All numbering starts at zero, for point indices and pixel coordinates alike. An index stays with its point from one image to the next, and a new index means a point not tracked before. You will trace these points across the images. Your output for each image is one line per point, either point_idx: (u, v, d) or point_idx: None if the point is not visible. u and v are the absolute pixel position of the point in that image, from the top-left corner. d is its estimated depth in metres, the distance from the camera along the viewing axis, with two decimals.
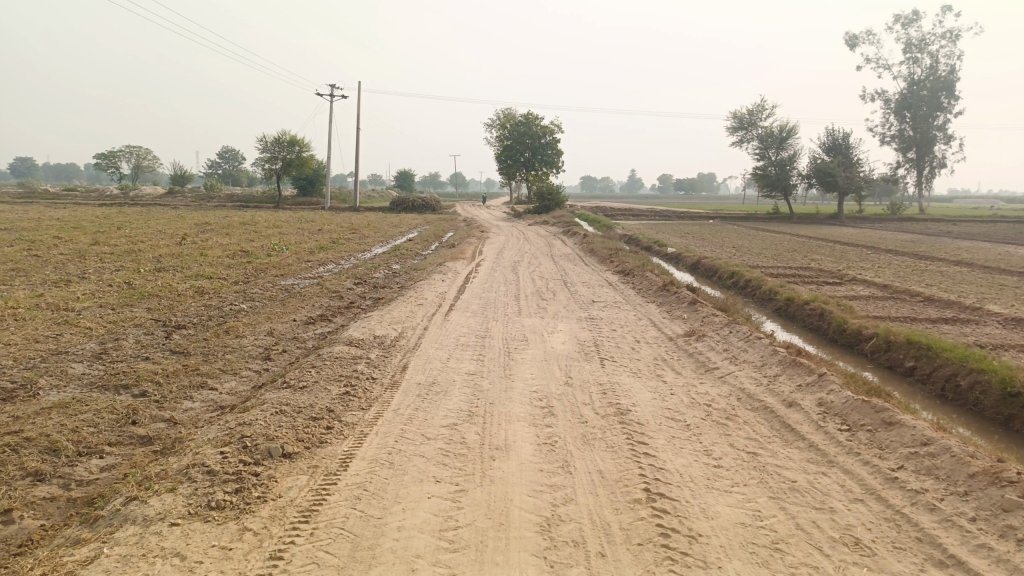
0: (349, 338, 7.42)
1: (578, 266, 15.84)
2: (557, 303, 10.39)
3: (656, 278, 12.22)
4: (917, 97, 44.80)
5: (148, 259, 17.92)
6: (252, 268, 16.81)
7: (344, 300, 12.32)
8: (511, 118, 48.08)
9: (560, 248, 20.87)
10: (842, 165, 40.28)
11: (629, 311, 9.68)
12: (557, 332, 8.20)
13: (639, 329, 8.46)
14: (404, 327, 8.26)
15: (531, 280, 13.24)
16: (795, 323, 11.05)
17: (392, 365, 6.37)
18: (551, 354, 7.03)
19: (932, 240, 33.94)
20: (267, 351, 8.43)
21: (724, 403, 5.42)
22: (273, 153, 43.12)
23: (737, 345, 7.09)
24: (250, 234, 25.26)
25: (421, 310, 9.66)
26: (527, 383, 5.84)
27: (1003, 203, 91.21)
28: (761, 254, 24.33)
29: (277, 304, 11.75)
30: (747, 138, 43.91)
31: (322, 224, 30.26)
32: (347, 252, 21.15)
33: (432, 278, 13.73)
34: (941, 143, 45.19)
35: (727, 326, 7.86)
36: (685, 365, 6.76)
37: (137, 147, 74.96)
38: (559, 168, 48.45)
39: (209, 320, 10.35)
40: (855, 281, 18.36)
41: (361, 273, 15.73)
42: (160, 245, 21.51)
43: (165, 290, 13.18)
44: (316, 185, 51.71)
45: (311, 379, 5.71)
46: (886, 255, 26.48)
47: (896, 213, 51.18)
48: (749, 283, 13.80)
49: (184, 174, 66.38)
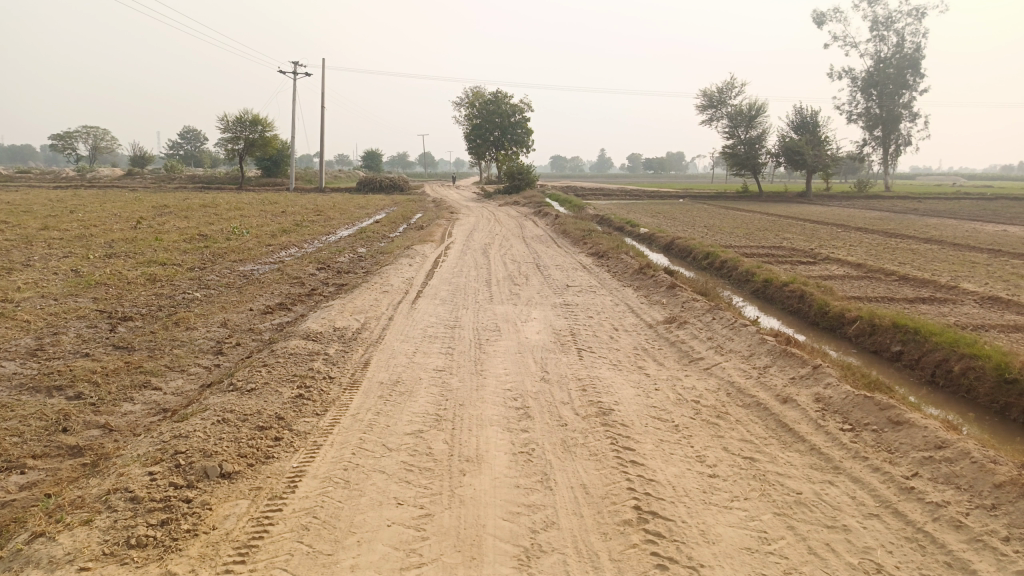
0: (306, 331, 6.85)
1: (551, 248, 15.36)
2: (530, 289, 9.90)
3: (631, 260, 11.80)
4: (884, 75, 44.92)
5: (98, 245, 17.03)
6: (210, 253, 16.05)
7: (306, 287, 11.70)
8: (479, 97, 47.19)
9: (532, 230, 20.37)
10: (811, 143, 40.29)
11: (605, 296, 9.24)
12: (530, 321, 7.72)
13: (617, 316, 8.02)
14: (367, 317, 7.72)
15: (502, 264, 12.74)
16: (774, 305, 10.74)
17: (353, 361, 5.85)
18: (525, 345, 6.55)
19: (900, 218, 34.10)
20: (219, 346, 7.83)
21: (713, 399, 5.00)
22: (235, 133, 41.79)
23: (721, 332, 6.69)
24: (210, 217, 24.32)
25: (386, 297, 9.13)
26: (500, 379, 5.36)
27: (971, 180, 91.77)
28: (734, 234, 24.06)
29: (233, 293, 11.11)
30: (716, 116, 43.67)
31: (285, 206, 29.28)
32: (311, 234, 20.43)
33: (399, 262, 13.14)
34: (907, 120, 45.42)
35: (710, 311, 7.45)
36: (668, 356, 6.33)
37: (93, 127, 72.38)
38: (529, 147, 47.81)
39: (159, 311, 9.69)
40: (829, 260, 18.17)
41: (325, 258, 15.07)
42: (113, 229, 20.53)
43: (115, 278, 12.42)
44: (281, 166, 50.36)
45: (260, 380, 5.16)
46: (856, 233, 26.44)
47: (862, 190, 51.51)
48: (725, 265, 13.48)
49: (143, 155, 64.26)
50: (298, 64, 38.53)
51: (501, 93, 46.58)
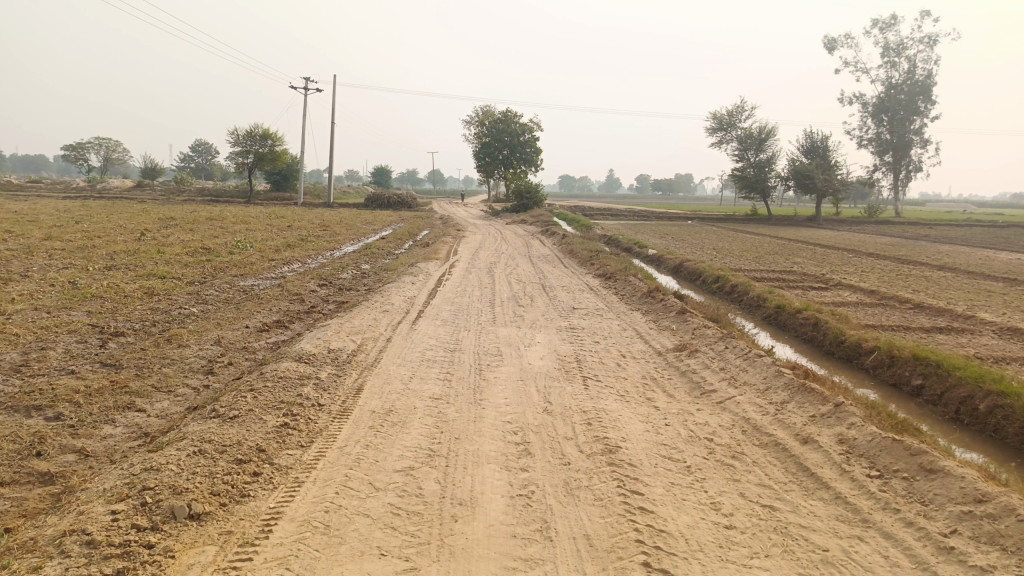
0: (299, 352, 6.55)
1: (557, 268, 15.06)
2: (535, 311, 9.58)
3: (640, 283, 11.50)
4: (895, 101, 44.75)
5: (100, 256, 16.82)
6: (212, 267, 15.81)
7: (306, 304, 11.41)
8: (488, 115, 47.22)
9: (538, 249, 20.09)
10: (821, 167, 40.01)
11: (612, 321, 8.92)
12: (534, 345, 7.40)
13: (624, 343, 7.69)
14: (365, 338, 7.43)
15: (507, 284, 12.44)
16: (787, 332, 10.40)
17: (345, 387, 5.53)
18: (527, 372, 6.23)
19: (911, 244, 33.73)
20: (210, 365, 7.53)
21: (727, 437, 4.66)
22: (245, 147, 41.83)
23: (735, 362, 6.36)
24: (215, 230, 24.17)
25: (386, 317, 8.84)
26: (500, 410, 5.04)
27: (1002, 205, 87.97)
28: (743, 257, 23.74)
29: (230, 309, 10.84)
30: (726, 139, 43.52)
31: (292, 220, 29.16)
32: (315, 250, 20.22)
33: (401, 280, 12.85)
34: (918, 146, 45.13)
35: (721, 339, 7.12)
36: (679, 387, 6.00)
37: (105, 139, 72.81)
38: (538, 166, 47.71)
39: (153, 327, 9.41)
40: (841, 286, 17.80)
41: (327, 274, 14.81)
42: (117, 240, 20.36)
43: (112, 291, 12.17)
44: (289, 180, 50.39)
45: (245, 407, 4.85)
46: (867, 259, 26.06)
47: (873, 215, 51.13)
48: (736, 289, 13.17)
49: (154, 167, 64.52)
50: (309, 79, 38.62)
51: (510, 112, 46.61)
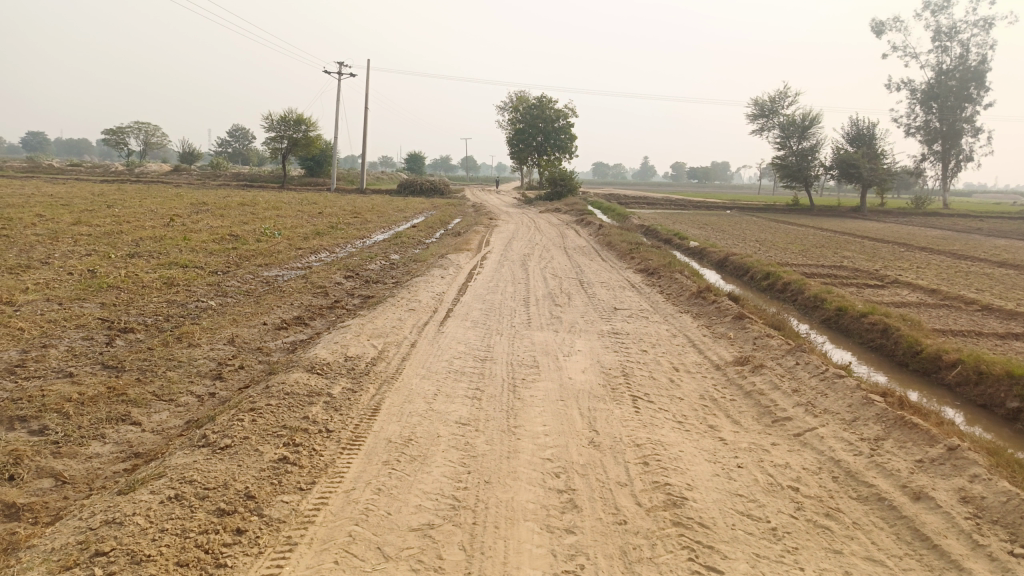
0: (310, 360, 5.85)
1: (594, 262, 14.22)
2: (573, 311, 8.78)
3: (686, 281, 10.62)
4: (946, 88, 42.69)
5: (125, 243, 16.39)
6: (236, 255, 15.28)
7: (329, 298, 10.77)
8: (523, 101, 46.22)
9: (574, 240, 19.24)
10: (867, 157, 38.30)
11: (659, 325, 8.08)
12: (574, 354, 6.61)
13: (676, 352, 6.86)
14: (387, 343, 6.72)
15: (542, 279, 11.65)
16: (850, 338, 9.49)
17: (360, 407, 4.80)
18: (569, 390, 5.44)
19: (964, 237, 31.99)
20: (219, 369, 6.88)
21: (816, 486, 3.83)
22: (279, 132, 41.52)
23: (809, 383, 5.50)
24: (245, 216, 23.74)
25: (412, 317, 8.13)
26: (538, 442, 4.26)
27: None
28: (788, 250, 22.60)
29: (249, 302, 10.24)
30: (768, 126, 41.95)
31: (323, 207, 28.67)
32: (344, 237, 19.63)
33: (430, 273, 12.13)
34: (970, 135, 42.98)
35: (789, 353, 6.27)
36: (746, 414, 5.16)
37: (146, 124, 73.45)
38: (573, 153, 46.64)
39: (165, 322, 8.82)
40: (897, 284, 16.66)
41: (354, 264, 14.17)
42: (145, 226, 19.97)
43: (129, 281, 11.64)
44: (323, 166, 50.05)
45: (240, 433, 4.14)
46: (920, 253, 24.66)
47: (920, 207, 49.03)
48: (789, 287, 12.23)
49: (191, 152, 64.93)
50: (342, 65, 38.07)
51: (546, 97, 45.51)
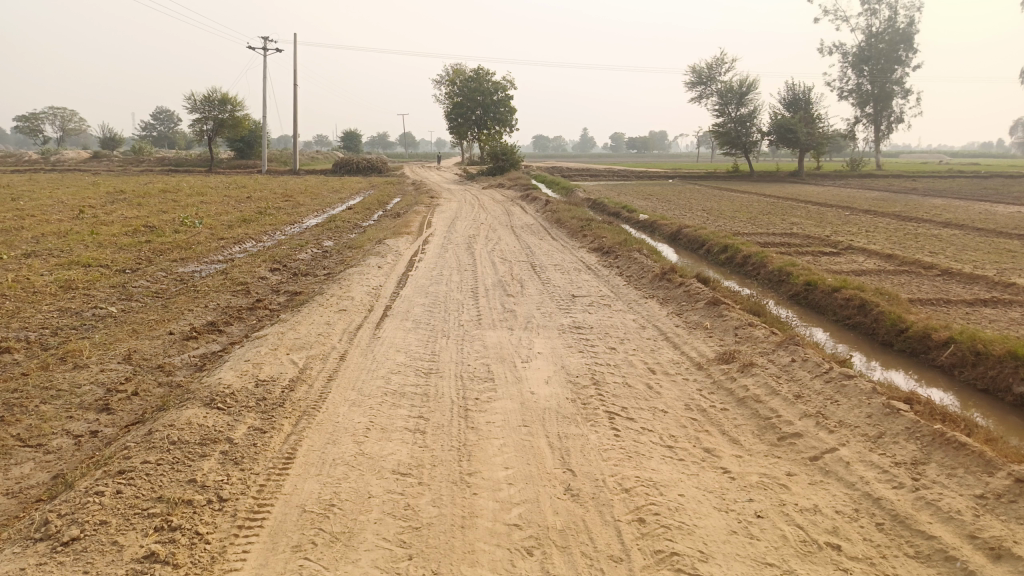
0: (211, 390, 4.73)
1: (544, 241, 13.29)
2: (527, 302, 7.83)
3: (646, 260, 9.79)
4: (875, 51, 42.98)
5: (23, 240, 14.62)
6: (150, 249, 13.76)
7: (252, 297, 9.53)
8: (459, 73, 44.65)
9: (521, 218, 18.24)
10: (804, 121, 38.29)
11: (625, 314, 7.20)
12: (534, 359, 5.63)
13: (649, 349, 5.96)
14: (312, 357, 5.63)
15: (490, 264, 10.64)
16: (823, 315, 8.84)
17: (270, 456, 3.76)
18: (531, 411, 4.46)
19: (903, 198, 32.22)
20: (107, 399, 5.63)
21: (864, 542, 2.97)
22: (203, 113, 39.07)
23: (813, 385, 4.68)
24: (166, 204, 21.93)
25: (344, 319, 7.03)
26: (501, 497, 3.30)
27: (986, 153, 85.02)
28: (736, 218, 22.13)
29: (157, 307, 8.94)
30: (706, 94, 41.50)
31: (251, 191, 26.84)
32: (274, 224, 18.16)
33: (366, 262, 10.98)
34: (899, 97, 43.43)
35: (780, 346, 5.46)
36: (746, 430, 4.30)
37: (60, 108, 68.77)
38: (513, 126, 45.46)
39: (51, 337, 7.47)
40: (852, 250, 16.23)
41: (282, 255, 12.89)
42: (50, 220, 18.06)
43: (18, 285, 10.11)
44: (254, 147, 47.53)
45: (95, 516, 3.03)
46: (865, 217, 24.52)
47: (856, 169, 49.61)
48: (750, 261, 11.56)
49: (112, 136, 61.12)
50: (266, 40, 35.84)
51: (483, 69, 44.05)
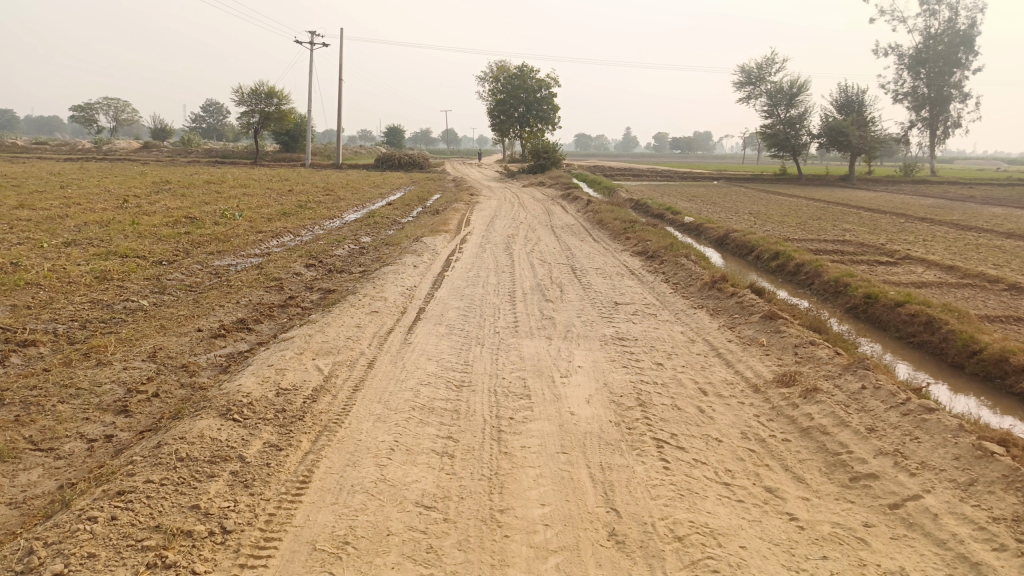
0: (229, 398, 4.44)
1: (586, 243, 12.83)
2: (568, 309, 7.41)
3: (694, 267, 9.28)
4: (933, 52, 41.31)
5: (66, 229, 14.69)
6: (189, 241, 13.69)
7: (284, 294, 9.30)
8: (503, 70, 44.29)
9: (562, 218, 17.79)
10: (856, 124, 36.99)
11: (672, 325, 6.73)
12: (574, 374, 5.22)
13: (700, 366, 5.50)
14: (338, 365, 5.29)
15: (529, 266, 10.24)
16: (885, 330, 8.24)
17: (283, 479, 3.42)
18: (571, 435, 4.06)
19: (961, 206, 30.84)
20: (126, 400, 5.37)
21: None
22: (250, 106, 39.42)
23: (888, 418, 4.19)
24: (208, 195, 22.00)
25: (375, 322, 6.70)
26: (535, 543, 2.92)
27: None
28: (784, 223, 21.33)
29: (188, 302, 8.75)
30: (755, 94, 40.40)
31: (293, 184, 26.88)
32: (313, 218, 18.04)
33: (402, 261, 10.69)
34: (958, 101, 41.70)
35: (847, 371, 4.95)
36: (812, 466, 3.84)
37: (113, 99, 70.41)
38: (555, 124, 44.96)
39: (79, 330, 7.29)
40: (910, 260, 15.40)
41: (319, 250, 12.68)
42: (95, 209, 18.21)
43: (55, 274, 10.03)
44: (298, 141, 47.83)
45: (84, 548, 2.73)
46: (922, 225, 23.43)
47: (909, 175, 47.85)
48: (804, 270, 10.95)
49: (163, 127, 62.31)
50: (313, 35, 35.94)
51: (527, 66, 43.62)
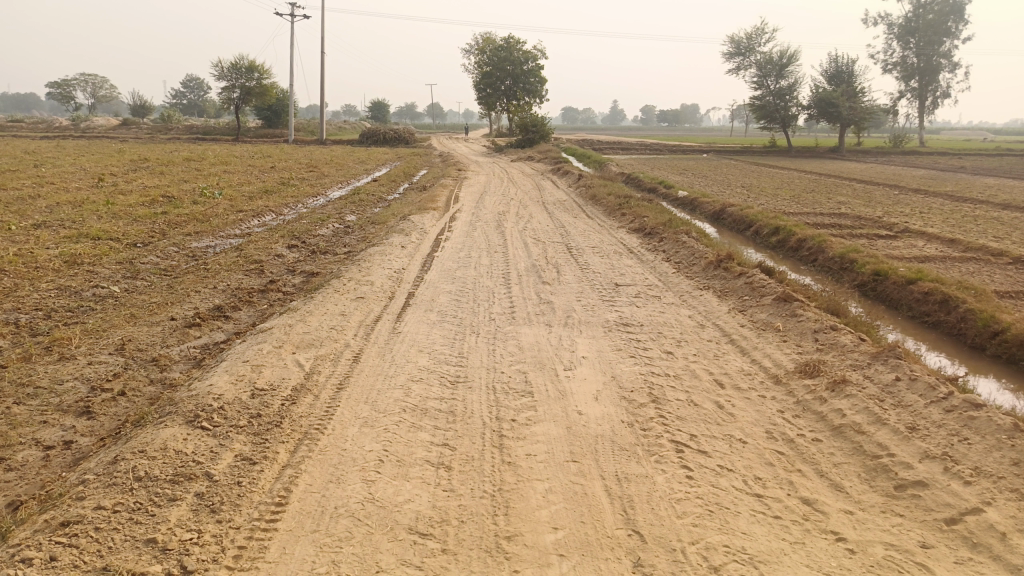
0: (198, 402, 3.97)
1: (580, 220, 12.37)
2: (567, 292, 6.99)
3: (695, 245, 8.86)
4: (923, 22, 40.66)
5: (36, 210, 14.03)
6: (166, 221, 13.10)
7: (265, 278, 8.80)
8: (489, 41, 43.29)
9: (553, 193, 17.27)
10: (846, 95, 36.48)
11: (679, 309, 6.31)
12: (578, 366, 4.80)
13: (713, 355, 5.09)
14: (321, 359, 4.83)
15: (522, 245, 9.77)
16: (898, 310, 7.85)
17: (255, 502, 2.98)
18: (581, 440, 3.64)
19: (952, 177, 30.54)
20: (88, 400, 4.89)
21: None
22: (230, 80, 38.38)
23: (929, 417, 3.81)
24: (188, 173, 21.26)
25: (362, 310, 6.24)
26: None
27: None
28: (779, 197, 20.93)
29: (163, 287, 8.23)
30: (745, 65, 39.72)
31: (276, 161, 26.13)
32: (296, 196, 17.44)
33: (389, 240, 10.19)
34: (948, 71, 41.22)
35: (876, 362, 4.56)
36: (851, 472, 3.44)
37: (91, 75, 68.56)
38: (543, 97, 44.19)
39: (43, 321, 6.78)
40: (909, 233, 15.04)
41: (302, 230, 12.14)
42: (69, 188, 17.50)
43: (20, 259, 9.44)
44: (281, 116, 46.76)
45: None
46: (916, 196, 23.08)
47: (899, 146, 47.50)
48: (806, 245, 10.57)
49: (142, 104, 60.72)
50: (293, 7, 34.85)
51: (514, 37, 42.66)
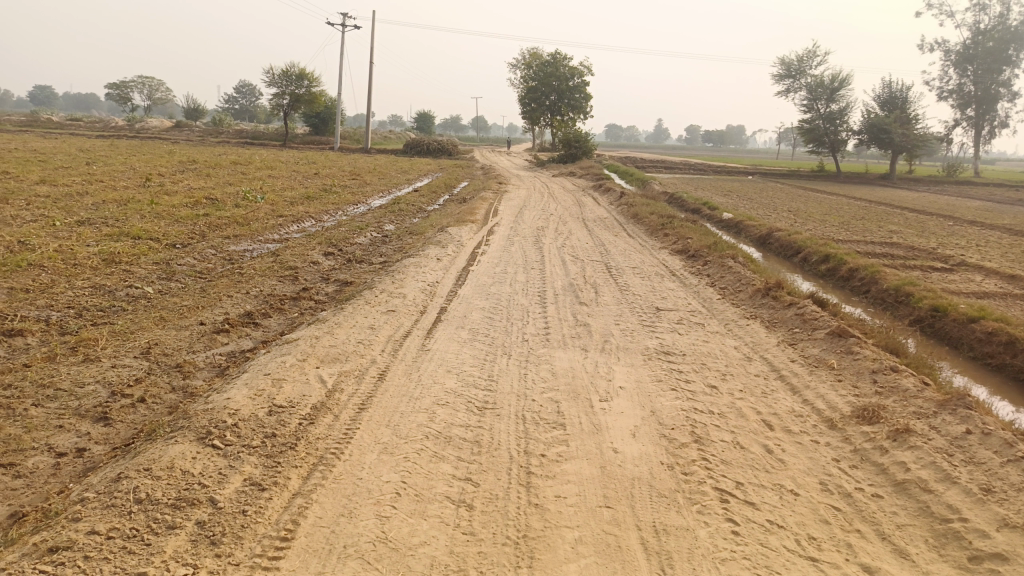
0: (212, 416, 3.78)
1: (621, 239, 12.05)
2: (605, 314, 6.69)
3: (741, 270, 8.49)
4: (981, 50, 39.28)
5: (83, 206, 14.22)
6: (206, 223, 13.16)
7: (297, 285, 8.68)
8: (536, 56, 43.26)
9: (593, 211, 16.98)
10: (899, 121, 35.45)
11: (724, 338, 5.96)
12: (615, 397, 4.49)
13: (761, 391, 4.74)
14: (344, 376, 4.61)
15: (560, 263, 9.50)
16: (958, 350, 7.35)
17: (259, 535, 2.74)
18: (616, 482, 3.34)
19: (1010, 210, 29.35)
20: (107, 405, 4.75)
21: None
22: (280, 87, 39.02)
23: (1006, 479, 3.42)
24: (233, 176, 21.50)
25: (392, 324, 6.03)
26: None
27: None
28: (826, 223, 20.29)
29: (195, 290, 8.15)
30: (795, 88, 38.92)
31: (320, 167, 26.34)
32: (337, 203, 17.45)
33: (424, 252, 10.02)
34: (1007, 100, 39.77)
35: (942, 411, 4.17)
36: (917, 536, 3.08)
37: (149, 78, 70.46)
38: (588, 114, 43.99)
39: (73, 320, 6.71)
40: (966, 266, 14.36)
41: (338, 237, 12.06)
42: (117, 187, 17.80)
43: (61, 255, 9.49)
44: (328, 124, 47.37)
45: None
46: (972, 228, 22.17)
47: (953, 174, 46.02)
48: (858, 276, 10.08)
49: (196, 107, 62.16)
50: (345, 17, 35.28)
51: (561, 53, 42.57)
